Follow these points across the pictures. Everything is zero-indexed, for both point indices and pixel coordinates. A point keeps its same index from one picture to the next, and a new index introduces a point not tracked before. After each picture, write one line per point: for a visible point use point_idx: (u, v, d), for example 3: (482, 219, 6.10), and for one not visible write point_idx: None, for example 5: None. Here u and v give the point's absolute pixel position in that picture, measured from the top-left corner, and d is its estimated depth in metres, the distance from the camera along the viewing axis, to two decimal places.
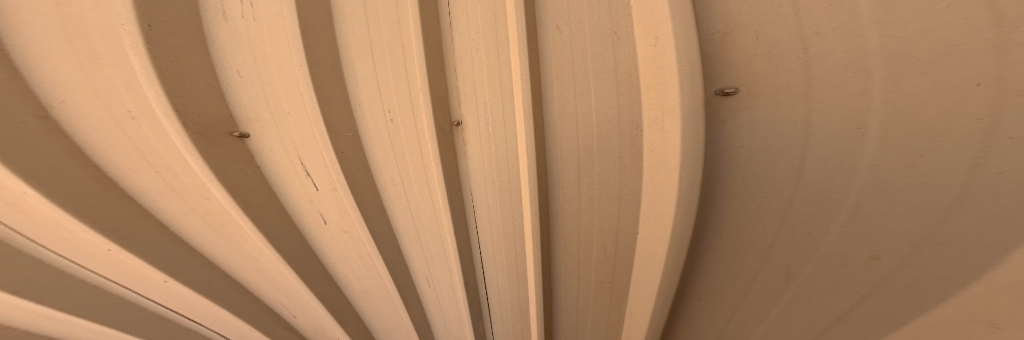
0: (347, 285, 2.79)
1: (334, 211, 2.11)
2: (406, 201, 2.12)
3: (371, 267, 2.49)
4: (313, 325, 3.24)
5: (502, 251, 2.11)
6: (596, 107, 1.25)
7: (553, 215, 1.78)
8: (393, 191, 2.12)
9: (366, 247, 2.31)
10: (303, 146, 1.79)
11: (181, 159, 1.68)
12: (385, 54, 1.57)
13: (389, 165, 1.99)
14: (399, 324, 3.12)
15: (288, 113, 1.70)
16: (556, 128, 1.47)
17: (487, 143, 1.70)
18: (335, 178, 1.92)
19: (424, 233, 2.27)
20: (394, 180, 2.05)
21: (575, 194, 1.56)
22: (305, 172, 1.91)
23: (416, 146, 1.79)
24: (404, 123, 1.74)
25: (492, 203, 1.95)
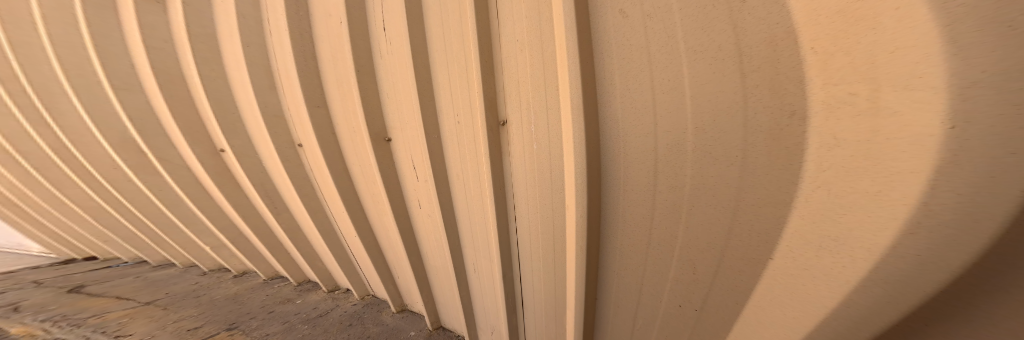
0: (427, 257, 3.35)
1: (421, 194, 2.68)
2: (470, 195, 2.27)
3: (441, 243, 2.91)
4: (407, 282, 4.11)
5: (540, 253, 1.95)
6: (694, 97, 0.90)
7: (603, 226, 1.46)
8: (454, 188, 2.36)
9: (441, 226, 2.73)
10: (407, 144, 2.36)
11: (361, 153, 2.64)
12: (456, 61, 1.68)
13: (455, 164, 2.20)
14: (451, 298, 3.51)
15: (398, 120, 2.27)
16: (615, 122, 1.17)
17: (529, 141, 1.55)
18: (426, 172, 2.36)
19: (474, 223, 2.39)
20: (458, 178, 2.26)
21: (644, 203, 1.22)
22: (410, 164, 2.49)
23: (476, 148, 1.89)
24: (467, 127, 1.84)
25: (537, 209, 1.81)
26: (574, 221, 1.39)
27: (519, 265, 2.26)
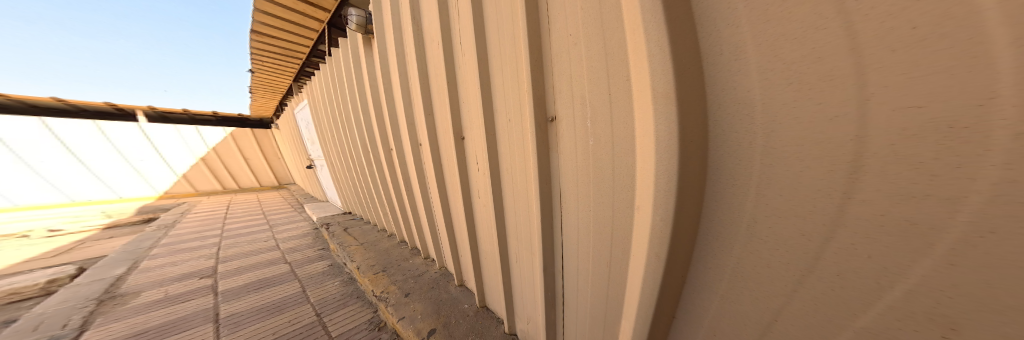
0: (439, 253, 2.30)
1: (437, 211, 1.91)
2: (491, 196, 1.36)
3: (457, 246, 1.90)
4: None
5: (585, 316, 1.10)
6: None
7: (718, 315, 0.69)
8: (479, 219, 1.55)
9: (457, 224, 1.80)
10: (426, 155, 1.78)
11: (389, 146, 2.32)
12: (495, 8, 1.02)
13: (481, 183, 1.39)
14: None
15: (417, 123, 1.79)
16: (790, 138, 0.46)
17: (581, 144, 0.81)
18: (455, 190, 1.66)
19: (497, 237, 1.43)
20: (482, 206, 1.47)
21: (860, 317, 0.46)
22: (430, 177, 1.85)
23: (519, 163, 1.07)
24: (503, 130, 1.13)
25: (625, 283, 0.84)
26: (640, 289, 0.76)
27: (562, 317, 1.25)
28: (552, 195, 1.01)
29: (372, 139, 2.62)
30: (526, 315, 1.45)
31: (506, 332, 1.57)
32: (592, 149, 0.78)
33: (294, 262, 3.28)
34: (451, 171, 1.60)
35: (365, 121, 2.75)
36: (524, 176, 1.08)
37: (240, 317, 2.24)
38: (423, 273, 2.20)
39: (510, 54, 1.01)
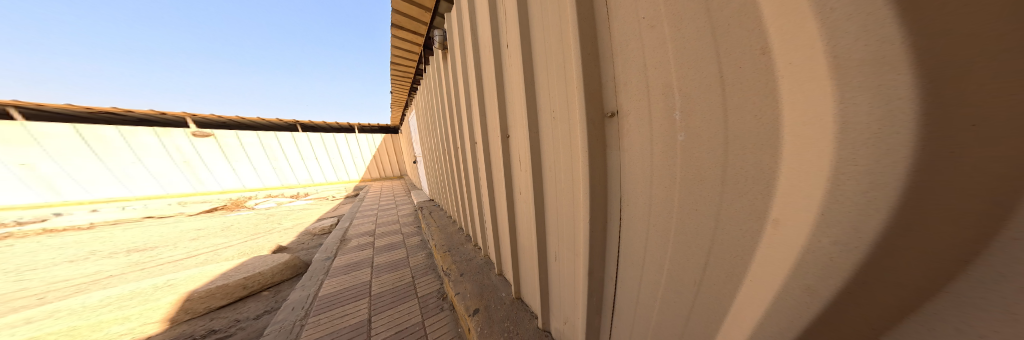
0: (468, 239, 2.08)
1: (481, 204, 1.74)
2: (526, 203, 1.16)
3: (487, 251, 1.74)
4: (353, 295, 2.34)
5: None
6: None
7: None
8: (515, 226, 1.31)
9: (488, 228, 1.66)
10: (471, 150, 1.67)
11: (444, 146, 2.49)
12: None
13: (521, 181, 1.17)
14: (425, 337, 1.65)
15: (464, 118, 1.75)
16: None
17: (661, 149, 0.57)
18: (494, 189, 1.48)
19: (529, 251, 1.21)
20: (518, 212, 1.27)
21: None
22: (475, 172, 1.74)
23: (567, 167, 0.85)
24: (549, 127, 0.92)
25: None
26: None
27: None
28: (614, 211, 0.77)
29: (437, 140, 2.90)
30: (569, 314, 1.02)
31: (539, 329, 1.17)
32: (676, 161, 0.53)
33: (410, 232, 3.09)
34: (493, 162, 1.43)
35: (431, 124, 3.10)
36: (571, 185, 0.85)
37: (387, 266, 2.13)
38: (472, 258, 1.79)
39: (550, 44, 0.85)
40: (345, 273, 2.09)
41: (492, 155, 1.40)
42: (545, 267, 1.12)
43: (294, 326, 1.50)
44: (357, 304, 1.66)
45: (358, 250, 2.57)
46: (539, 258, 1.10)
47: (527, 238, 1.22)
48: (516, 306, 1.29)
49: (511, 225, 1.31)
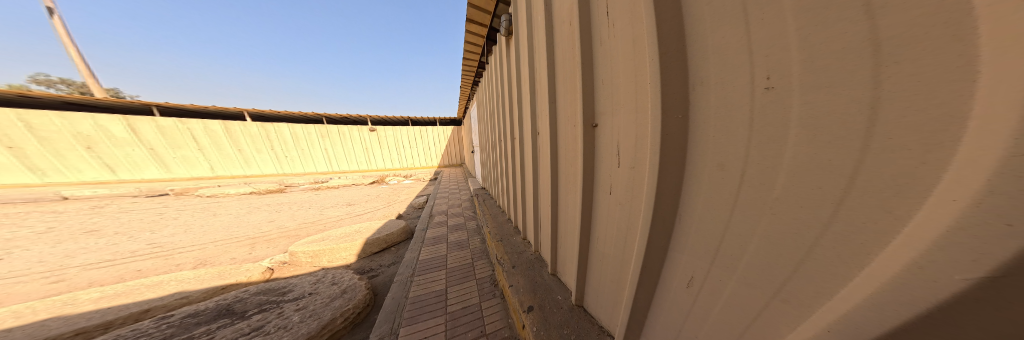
0: (517, 234, 2.08)
1: (540, 201, 1.58)
2: (612, 205, 0.90)
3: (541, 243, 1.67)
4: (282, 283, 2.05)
5: None
6: None
7: None
8: (605, 242, 0.99)
9: (544, 221, 1.54)
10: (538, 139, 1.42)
11: (503, 130, 2.45)
12: None
13: (617, 186, 0.85)
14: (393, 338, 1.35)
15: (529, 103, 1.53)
16: None
17: None
18: (567, 188, 1.18)
19: (604, 258, 1.02)
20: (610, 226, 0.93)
21: None
22: (536, 166, 1.53)
23: (819, 187, 0.40)
24: (743, 105, 0.48)
25: None
26: None
27: None
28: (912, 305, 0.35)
29: (495, 123, 2.90)
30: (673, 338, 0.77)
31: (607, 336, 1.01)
32: None
33: (467, 215, 3.47)
34: (560, 158, 1.22)
35: (490, 108, 3.12)
36: (846, 224, 0.38)
37: (455, 244, 2.41)
38: (523, 251, 1.76)
39: None
40: (432, 244, 2.48)
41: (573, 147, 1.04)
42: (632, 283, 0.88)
43: (408, 279, 1.89)
44: (439, 272, 1.93)
45: (438, 225, 3.06)
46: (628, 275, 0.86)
47: (607, 246, 0.99)
48: (574, 312, 1.15)
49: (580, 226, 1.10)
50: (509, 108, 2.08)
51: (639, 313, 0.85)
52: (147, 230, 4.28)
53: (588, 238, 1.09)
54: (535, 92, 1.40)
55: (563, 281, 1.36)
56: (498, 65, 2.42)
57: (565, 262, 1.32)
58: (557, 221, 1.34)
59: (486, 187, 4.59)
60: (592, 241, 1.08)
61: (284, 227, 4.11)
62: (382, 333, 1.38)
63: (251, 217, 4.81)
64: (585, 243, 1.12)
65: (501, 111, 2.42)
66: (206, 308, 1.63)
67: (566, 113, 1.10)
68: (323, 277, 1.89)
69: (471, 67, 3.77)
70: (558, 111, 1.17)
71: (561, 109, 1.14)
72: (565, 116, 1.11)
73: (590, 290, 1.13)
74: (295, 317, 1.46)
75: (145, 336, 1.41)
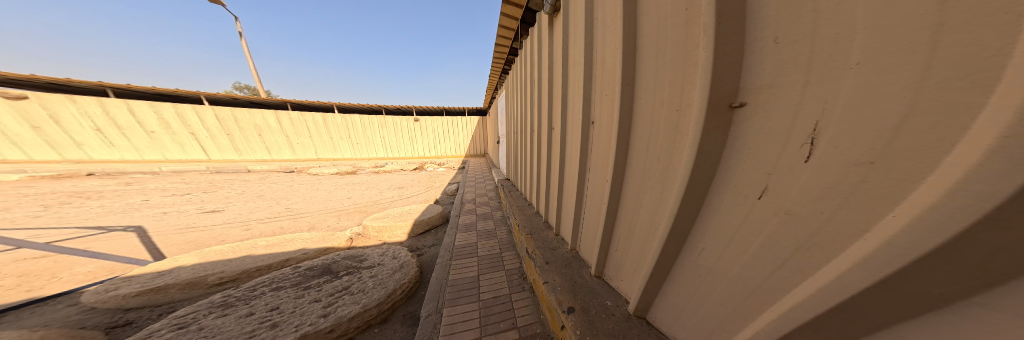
0: (548, 230, 2.21)
1: (603, 199, 1.44)
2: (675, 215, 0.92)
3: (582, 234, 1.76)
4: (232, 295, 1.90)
5: None
6: None
7: None
8: (726, 260, 0.80)
9: (593, 213, 1.60)
10: (625, 124, 1.18)
11: (540, 122, 2.44)
12: None
13: (727, 195, 0.74)
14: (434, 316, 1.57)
15: (614, 77, 1.26)
16: None
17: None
18: (666, 186, 0.98)
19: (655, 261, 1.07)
20: (740, 242, 0.73)
21: None
22: (610, 157, 1.33)
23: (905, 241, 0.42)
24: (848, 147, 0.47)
25: None
26: None
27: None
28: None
29: (529, 114, 2.87)
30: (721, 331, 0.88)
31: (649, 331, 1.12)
32: None
33: (491, 206, 3.75)
34: (626, 154, 1.24)
35: (523, 98, 3.06)
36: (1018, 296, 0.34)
37: (483, 234, 2.71)
38: (557, 248, 1.88)
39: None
40: (465, 231, 2.81)
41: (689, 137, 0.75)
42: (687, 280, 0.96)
43: (446, 263, 2.19)
44: (471, 259, 2.19)
45: (469, 213, 3.40)
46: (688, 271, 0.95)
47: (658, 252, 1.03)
48: (627, 320, 1.18)
49: (640, 221, 1.18)
50: (557, 98, 2.04)
51: (705, 309, 0.92)
52: (278, 198, 5.80)
53: (693, 249, 0.91)
54: (613, 76, 1.27)
55: (617, 288, 1.39)
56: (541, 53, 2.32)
57: (639, 267, 1.23)
58: (638, 221, 1.20)
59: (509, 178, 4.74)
60: (697, 254, 0.90)
61: (358, 203, 5.17)
62: (431, 309, 1.65)
63: (331, 194, 6.08)
64: (685, 254, 0.95)
65: (540, 102, 2.37)
66: (319, 263, 2.23)
67: (688, 88, 0.82)
68: (386, 252, 2.34)
69: (502, 54, 3.61)
70: (632, 108, 1.15)
71: (680, 83, 0.86)
72: (686, 93, 0.83)
73: (684, 305, 1.00)
74: (371, 283, 1.89)
75: (287, 279, 2.03)
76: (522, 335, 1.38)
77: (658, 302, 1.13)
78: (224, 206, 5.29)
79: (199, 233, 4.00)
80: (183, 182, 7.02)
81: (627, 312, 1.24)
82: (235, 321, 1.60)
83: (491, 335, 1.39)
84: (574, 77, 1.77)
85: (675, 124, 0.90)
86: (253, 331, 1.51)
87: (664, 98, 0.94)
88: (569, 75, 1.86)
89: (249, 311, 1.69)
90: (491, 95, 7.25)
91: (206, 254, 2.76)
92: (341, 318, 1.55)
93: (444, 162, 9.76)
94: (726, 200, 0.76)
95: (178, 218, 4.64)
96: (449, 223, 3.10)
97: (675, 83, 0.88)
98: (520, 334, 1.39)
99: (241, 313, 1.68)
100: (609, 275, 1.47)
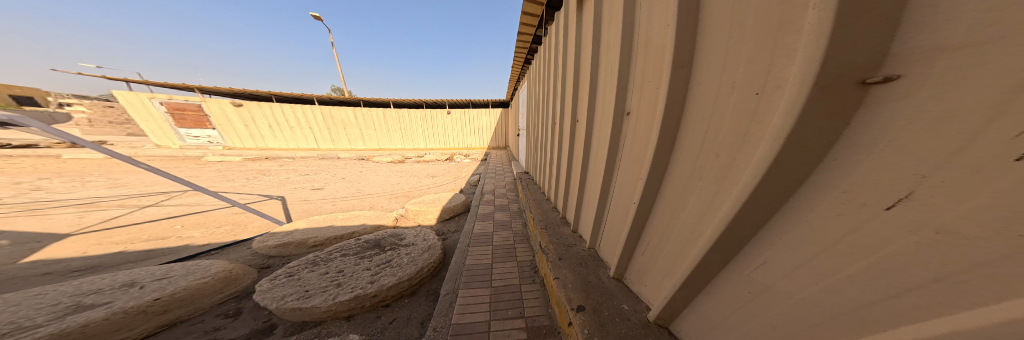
0: (563, 226, 2.18)
1: (634, 198, 1.31)
2: (717, 225, 0.78)
3: (603, 234, 1.68)
4: (296, 264, 2.31)
5: None
6: None
7: None
8: (792, 279, 0.65)
9: (619, 214, 1.48)
10: (675, 113, 1.01)
11: (564, 112, 2.28)
12: None
13: (797, 202, 0.60)
14: (454, 295, 1.75)
15: (662, 58, 1.06)
16: None
17: None
18: (723, 188, 0.81)
19: (690, 272, 0.94)
20: (820, 263, 0.58)
21: None
22: (647, 152, 1.18)
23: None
24: (966, 156, 0.34)
25: None
26: None
27: None
28: None
29: (551, 104, 2.70)
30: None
31: (662, 329, 1.11)
32: None
33: (507, 199, 3.84)
34: (671, 150, 1.06)
35: (546, 87, 2.88)
36: None
37: (499, 225, 2.83)
38: (571, 245, 1.86)
39: None
40: (483, 221, 2.98)
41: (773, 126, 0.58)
42: (731, 293, 0.85)
43: (465, 249, 2.39)
44: (487, 247, 2.34)
45: (488, 204, 3.57)
46: (731, 284, 0.84)
47: (695, 262, 0.91)
48: (644, 328, 1.12)
49: (680, 229, 1.03)
50: (585, 86, 1.86)
51: (754, 329, 0.80)
52: (345, 181, 7.02)
53: (747, 261, 0.77)
54: (660, 57, 1.08)
55: (638, 293, 1.32)
56: (571, 36, 2.10)
57: (670, 274, 1.11)
58: (676, 225, 1.06)
59: (527, 170, 4.72)
60: (752, 268, 0.76)
61: (404, 189, 5.90)
62: (450, 288, 1.83)
63: (386, 179, 7.07)
64: (735, 266, 0.82)
65: (568, 92, 2.20)
66: (371, 238, 2.66)
67: (782, 64, 0.62)
68: (419, 234, 2.68)
69: (525, 43, 3.46)
70: (686, 95, 0.97)
71: (766, 59, 0.66)
72: (778, 71, 0.63)
73: (726, 320, 0.88)
74: (406, 259, 2.22)
75: (347, 248, 2.51)
76: (529, 325, 1.45)
77: (688, 313, 1.03)
78: (318, 185, 6.72)
79: (303, 205, 5.18)
80: (286, 165, 9.02)
81: (646, 319, 1.17)
82: (317, 277, 2.09)
83: (500, 320, 1.49)
84: (607, 63, 1.59)
85: (751, 112, 0.71)
86: (326, 287, 1.95)
87: (737, 79, 0.75)
88: (599, 61, 1.68)
89: (325, 270, 2.18)
90: (514, 87, 7.19)
91: (310, 221, 3.53)
92: (383, 285, 1.91)
93: (469, 154, 10.34)
94: (814, 213, 0.57)
95: (289, 192, 6.07)
96: (472, 212, 3.30)
97: (757, 59, 0.69)
98: (527, 324, 1.46)
99: (319, 271, 2.17)
100: (631, 279, 1.39)
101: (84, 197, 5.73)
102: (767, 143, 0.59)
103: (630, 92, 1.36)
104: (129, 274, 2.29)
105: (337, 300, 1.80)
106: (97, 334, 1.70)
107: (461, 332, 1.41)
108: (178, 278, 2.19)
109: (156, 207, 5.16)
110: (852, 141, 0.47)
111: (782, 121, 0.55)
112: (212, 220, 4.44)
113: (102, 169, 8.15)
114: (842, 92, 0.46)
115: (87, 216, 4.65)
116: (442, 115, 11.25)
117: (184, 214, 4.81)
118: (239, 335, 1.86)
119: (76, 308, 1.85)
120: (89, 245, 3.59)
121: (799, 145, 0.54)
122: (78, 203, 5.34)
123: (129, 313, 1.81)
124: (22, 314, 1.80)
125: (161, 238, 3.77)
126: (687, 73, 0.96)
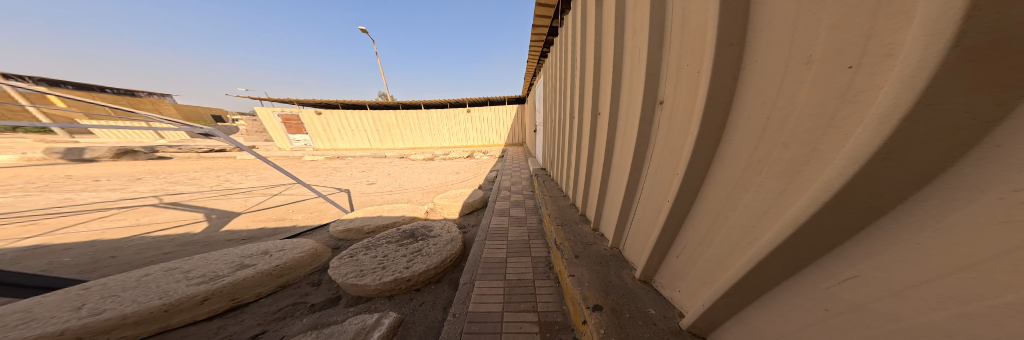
0: (580, 224, 2.10)
1: (669, 195, 1.15)
2: (781, 228, 0.64)
3: (629, 232, 1.56)
4: (350, 249, 2.68)
5: None
6: None
7: None
8: (903, 300, 0.49)
9: (648, 213, 1.35)
10: (722, 99, 0.84)
11: (584, 104, 2.14)
12: None
13: (900, 204, 0.46)
14: (470, 286, 1.83)
15: (703, 35, 0.89)
16: None
17: None
18: (792, 185, 0.65)
19: (737, 277, 0.81)
20: (948, 285, 0.42)
21: None
22: (685, 146, 1.02)
23: None
24: None
25: None
26: None
27: None
28: None
29: (569, 97, 2.58)
30: None
31: (684, 331, 1.04)
32: None
33: (522, 195, 3.88)
34: (712, 142, 0.91)
35: (563, 81, 2.74)
36: None
37: (514, 221, 2.87)
38: (590, 243, 1.79)
39: None
40: (498, 216, 3.06)
41: (879, 105, 0.43)
42: (797, 305, 0.70)
43: (482, 242, 2.47)
44: (501, 242, 2.41)
45: (505, 200, 3.65)
46: (791, 293, 0.70)
47: (745, 268, 0.77)
48: (673, 334, 1.02)
49: (729, 232, 0.88)
50: (609, 73, 1.70)
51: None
52: (389, 176, 7.92)
53: (823, 274, 0.62)
54: (699, 35, 0.91)
55: (670, 297, 1.21)
56: (591, 22, 1.91)
57: (711, 282, 0.97)
58: (723, 226, 0.91)
59: (544, 166, 4.65)
60: (835, 282, 0.60)
61: (436, 185, 6.39)
62: (469, 278, 1.94)
63: (422, 174, 7.77)
64: (802, 278, 0.66)
65: (587, 83, 2.06)
66: (404, 229, 2.94)
67: (891, 27, 0.45)
68: (444, 226, 2.90)
69: (542, 36, 3.36)
70: (736, 77, 0.81)
71: (866, 21, 0.49)
72: (884, 37, 0.46)
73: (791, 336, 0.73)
74: (435, 249, 2.44)
75: (384, 237, 2.84)
76: (541, 320, 1.47)
77: (734, 324, 0.89)
78: (371, 180, 7.73)
79: (362, 197, 6.04)
80: (350, 162, 10.57)
81: (676, 326, 1.07)
82: (368, 259, 2.43)
83: (512, 312, 1.54)
84: (632, 48, 1.42)
85: (838, 93, 0.54)
86: (374, 269, 2.27)
87: (817, 53, 0.58)
88: (624, 46, 1.51)
89: (372, 254, 2.52)
90: (532, 82, 7.00)
91: (364, 210, 4.11)
92: (415, 271, 2.14)
93: (489, 151, 10.64)
94: (940, 220, 0.42)
95: (352, 185, 7.15)
96: (490, 207, 3.41)
97: (851, 24, 0.52)
98: (539, 318, 1.48)
99: (370, 254, 2.53)
100: (662, 282, 1.27)
101: (237, 184, 7.72)
102: (866, 130, 0.45)
103: (664, 78, 1.18)
104: (263, 245, 2.96)
105: (382, 280, 2.08)
106: (248, 286, 2.31)
107: (476, 320, 1.50)
108: (288, 250, 2.80)
109: (277, 195, 6.60)
110: (995, 126, 0.33)
111: (892, 105, 0.41)
112: (307, 207, 5.49)
113: (240, 164, 10.76)
114: (997, 65, 0.30)
115: (241, 199, 6.23)
116: (464, 114, 11.72)
117: (288, 201, 6.05)
118: (319, 301, 2.30)
119: (240, 265, 2.51)
120: (241, 221, 4.82)
121: (921, 134, 0.39)
122: (235, 189, 7.15)
123: (263, 273, 2.40)
124: (217, 266, 2.50)
125: (279, 219, 4.83)
126: (739, 52, 0.78)
